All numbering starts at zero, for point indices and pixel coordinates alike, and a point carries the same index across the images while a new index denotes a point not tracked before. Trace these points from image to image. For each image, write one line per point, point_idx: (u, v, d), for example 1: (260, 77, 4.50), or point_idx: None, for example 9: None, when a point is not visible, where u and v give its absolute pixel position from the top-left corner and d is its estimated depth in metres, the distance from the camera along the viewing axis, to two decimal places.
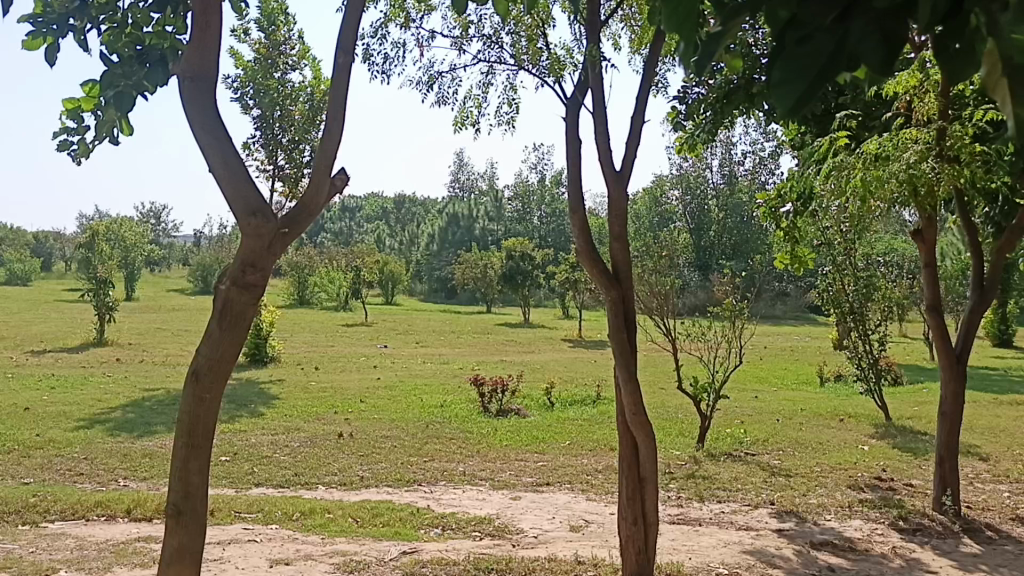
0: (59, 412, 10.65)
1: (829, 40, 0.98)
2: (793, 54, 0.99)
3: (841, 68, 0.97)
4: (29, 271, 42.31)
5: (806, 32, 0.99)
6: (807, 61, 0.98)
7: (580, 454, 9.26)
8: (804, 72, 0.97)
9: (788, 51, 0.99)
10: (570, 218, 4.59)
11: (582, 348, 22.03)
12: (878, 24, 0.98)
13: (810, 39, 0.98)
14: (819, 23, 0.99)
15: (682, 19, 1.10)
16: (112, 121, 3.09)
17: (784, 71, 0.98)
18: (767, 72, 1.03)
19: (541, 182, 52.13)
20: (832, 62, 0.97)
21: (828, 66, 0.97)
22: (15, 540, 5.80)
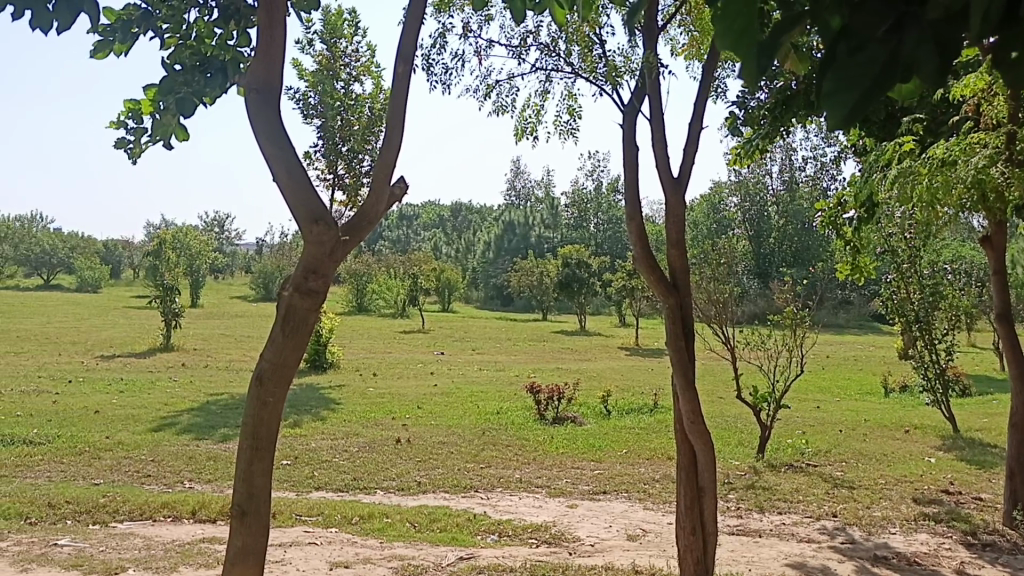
0: (128, 415, 10.98)
1: (883, 50, 1.00)
2: (846, 63, 1.01)
3: (897, 76, 1.00)
4: (98, 279, 43.75)
5: (858, 42, 1.01)
6: (861, 71, 1.00)
7: (637, 462, 9.21)
8: (858, 82, 1.00)
9: (842, 61, 1.01)
10: (627, 224, 4.57)
11: (639, 356, 21.90)
12: (932, 30, 1.00)
13: (864, 49, 1.00)
14: (870, 36, 1.01)
15: (739, 34, 1.11)
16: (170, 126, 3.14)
17: (837, 81, 1.01)
18: (818, 80, 1.05)
19: (597, 190, 52.00)
20: (886, 71, 0.99)
21: (880, 79, 0.99)
22: (85, 539, 5.99)
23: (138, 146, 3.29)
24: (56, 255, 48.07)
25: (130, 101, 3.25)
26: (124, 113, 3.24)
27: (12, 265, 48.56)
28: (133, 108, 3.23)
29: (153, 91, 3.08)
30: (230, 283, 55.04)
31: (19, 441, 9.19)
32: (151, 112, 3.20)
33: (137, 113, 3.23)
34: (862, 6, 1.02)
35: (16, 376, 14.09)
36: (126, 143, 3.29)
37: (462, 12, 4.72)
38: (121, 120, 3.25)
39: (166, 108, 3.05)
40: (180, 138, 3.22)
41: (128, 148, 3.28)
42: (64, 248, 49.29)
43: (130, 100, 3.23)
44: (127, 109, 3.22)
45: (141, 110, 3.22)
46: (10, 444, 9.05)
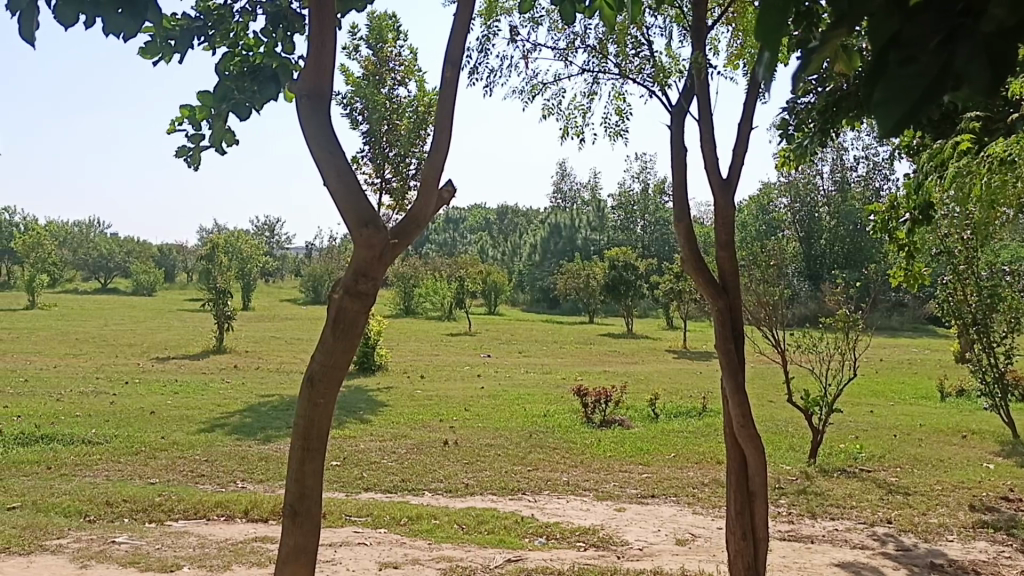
0: (182, 416, 11.22)
1: (934, 61, 1.00)
2: (895, 77, 1.02)
3: (948, 87, 1.00)
4: (153, 282, 44.78)
5: (909, 54, 1.02)
6: (908, 85, 1.02)
7: (686, 466, 9.13)
8: (906, 95, 1.02)
9: (890, 74, 1.03)
10: (675, 226, 4.54)
11: (687, 359, 21.72)
12: (985, 47, 0.98)
13: (913, 61, 1.02)
14: (921, 48, 1.01)
15: (769, 31, 1.20)
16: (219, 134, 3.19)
17: (886, 92, 1.03)
18: (867, 89, 1.07)
19: (644, 191, 51.73)
20: (935, 83, 1.00)
21: (928, 91, 1.00)
22: (142, 537, 6.13)
23: (194, 152, 3.34)
24: (113, 260, 49.40)
25: (185, 108, 3.30)
26: (178, 120, 3.30)
27: (71, 269, 49.90)
28: (187, 115, 3.29)
29: (205, 98, 3.14)
30: (281, 287, 55.96)
31: (78, 440, 9.45)
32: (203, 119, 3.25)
33: (191, 119, 3.29)
34: (912, 16, 1.03)
35: (76, 377, 14.50)
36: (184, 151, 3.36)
37: (509, 16, 4.74)
38: (176, 125, 3.31)
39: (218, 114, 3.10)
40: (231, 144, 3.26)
41: (185, 155, 3.34)
42: (121, 252, 50.61)
43: (184, 107, 3.28)
44: (181, 115, 3.27)
45: (194, 116, 3.27)
46: (70, 444, 9.30)
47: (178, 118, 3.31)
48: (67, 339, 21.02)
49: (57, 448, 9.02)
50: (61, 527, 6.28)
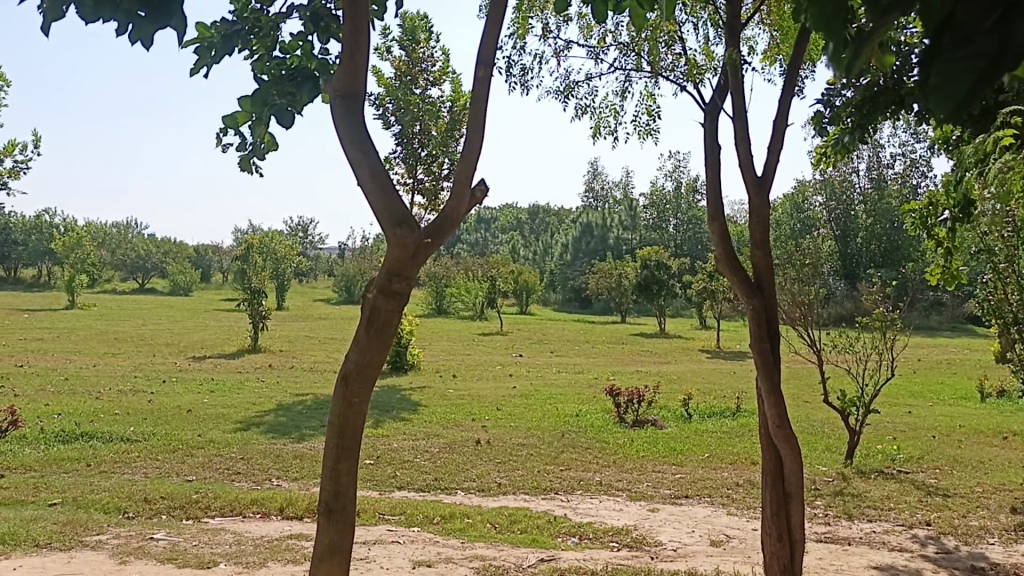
0: (219, 414, 11.36)
1: (991, 42, 0.95)
2: (949, 58, 0.97)
3: (1009, 67, 0.94)
4: (190, 283, 45.43)
5: (964, 35, 0.96)
6: (966, 65, 0.96)
7: (720, 467, 9.07)
8: (963, 77, 0.96)
9: (945, 55, 0.97)
10: (709, 224, 4.51)
11: (719, 359, 21.59)
12: None
13: (968, 44, 0.96)
14: (976, 28, 0.96)
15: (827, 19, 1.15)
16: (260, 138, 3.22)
17: (941, 75, 0.97)
18: (923, 74, 1.01)
19: (676, 190, 51.42)
20: (994, 64, 0.94)
21: (986, 74, 0.95)
22: (180, 534, 6.21)
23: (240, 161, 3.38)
24: (150, 261, 50.17)
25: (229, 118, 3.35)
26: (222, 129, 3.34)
27: (110, 270, 50.77)
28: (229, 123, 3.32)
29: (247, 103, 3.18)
30: (314, 287, 56.42)
31: (117, 438, 9.59)
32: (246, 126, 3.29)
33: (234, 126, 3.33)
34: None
35: (115, 376, 14.74)
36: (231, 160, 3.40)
37: (541, 14, 4.74)
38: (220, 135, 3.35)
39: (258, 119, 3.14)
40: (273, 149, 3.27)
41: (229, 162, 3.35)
42: (158, 253, 51.34)
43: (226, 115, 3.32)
44: (225, 124, 3.32)
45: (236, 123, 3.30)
46: (109, 441, 9.45)
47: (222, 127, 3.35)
48: (106, 339, 21.38)
49: (97, 446, 9.17)
50: (101, 523, 6.39)
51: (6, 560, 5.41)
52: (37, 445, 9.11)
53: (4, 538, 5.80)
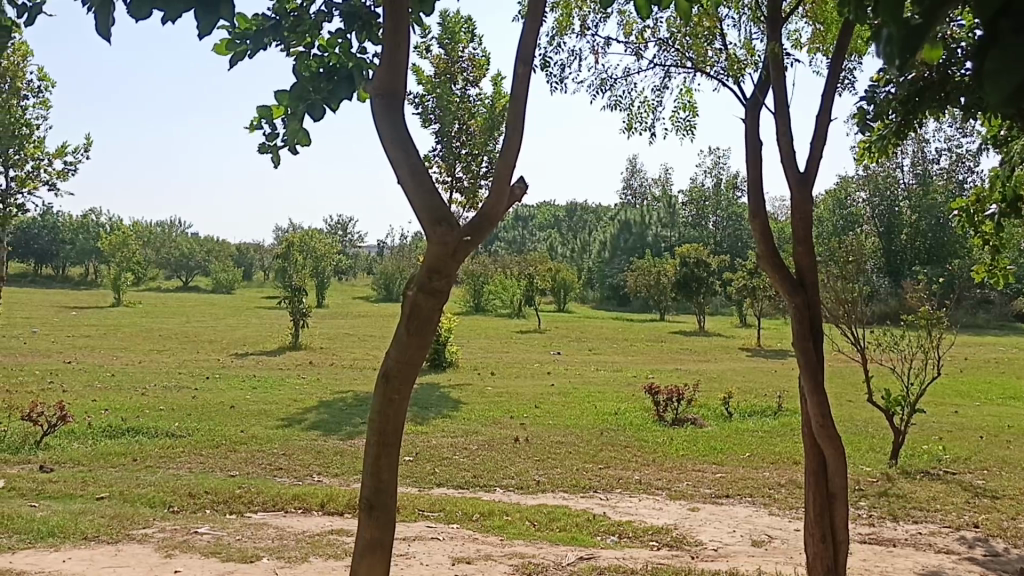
0: (261, 411, 11.50)
1: None
2: (1010, 44, 0.94)
3: None
4: (232, 281, 46.12)
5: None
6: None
7: (761, 466, 8.97)
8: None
9: (1004, 45, 0.95)
10: (750, 221, 4.46)
11: (760, 357, 21.36)
12: None
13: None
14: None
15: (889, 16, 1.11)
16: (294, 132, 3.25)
17: (999, 62, 0.95)
18: (982, 65, 0.99)
19: (716, 187, 50.94)
20: None
21: None
22: (224, 528, 6.30)
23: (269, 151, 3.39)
24: (194, 259, 51.01)
25: (264, 107, 3.38)
26: (256, 118, 3.38)
27: (155, 268, 51.66)
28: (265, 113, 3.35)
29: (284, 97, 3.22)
30: (354, 285, 56.89)
31: (162, 433, 9.76)
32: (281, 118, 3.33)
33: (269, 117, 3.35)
34: None
35: (160, 373, 15.00)
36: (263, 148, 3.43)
37: (580, 11, 4.73)
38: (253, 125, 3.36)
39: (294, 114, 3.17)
40: (306, 143, 3.29)
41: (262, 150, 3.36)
42: (202, 252, 52.17)
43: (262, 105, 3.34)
44: (260, 113, 3.35)
45: (272, 114, 3.33)
46: (154, 437, 9.62)
47: (257, 116, 3.38)
48: (151, 336, 21.78)
49: (143, 441, 9.34)
50: (147, 517, 6.50)
51: (56, 552, 5.54)
52: (85, 440, 9.31)
53: (54, 531, 5.94)
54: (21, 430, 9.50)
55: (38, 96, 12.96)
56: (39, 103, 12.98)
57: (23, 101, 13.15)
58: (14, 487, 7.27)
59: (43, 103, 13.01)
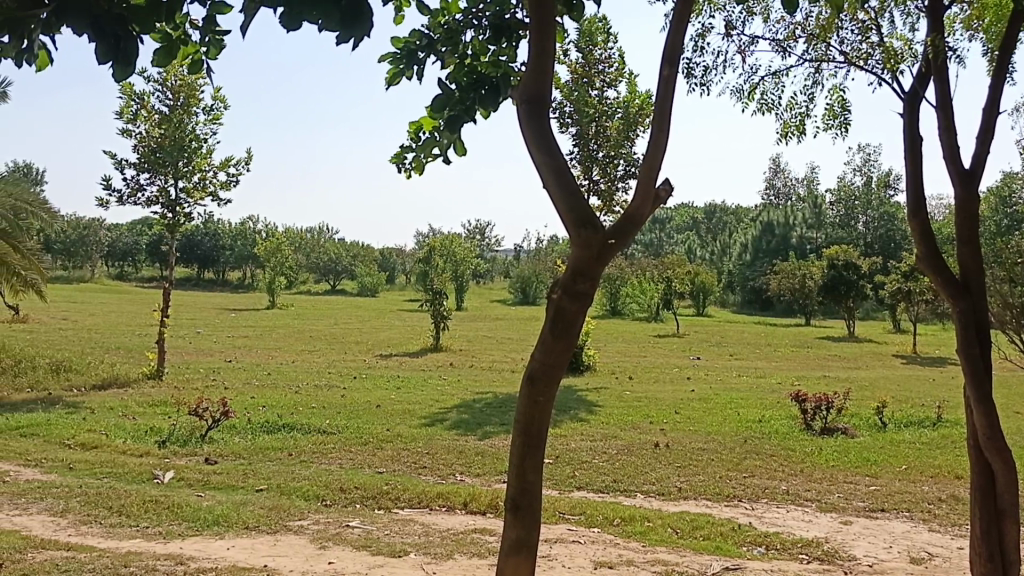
0: (406, 410, 11.88)
1: None
2: None
3: None
4: (376, 284, 47.92)
5: None
6: None
7: (920, 480, 8.49)
8: None
9: None
10: (909, 221, 4.23)
11: (917, 365, 20.22)
12: None
13: None
14: None
15: None
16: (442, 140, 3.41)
17: None
18: None
19: (866, 185, 48.71)
20: None
21: None
22: (374, 522, 6.55)
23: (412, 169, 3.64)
24: (341, 263, 53.23)
25: (417, 122, 3.60)
26: (409, 134, 3.61)
27: (306, 272, 54.37)
28: (415, 129, 3.60)
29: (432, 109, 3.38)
30: (491, 288, 57.77)
31: (315, 430, 10.23)
32: (431, 129, 3.52)
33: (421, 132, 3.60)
34: None
35: (311, 372, 15.77)
36: (408, 165, 3.67)
37: (722, 11, 4.63)
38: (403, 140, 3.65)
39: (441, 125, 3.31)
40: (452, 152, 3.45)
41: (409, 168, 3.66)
42: (347, 256, 54.32)
43: (414, 121, 3.61)
44: (409, 129, 3.60)
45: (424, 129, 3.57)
46: (308, 433, 10.10)
47: (410, 129, 3.61)
48: (304, 337, 22.91)
49: (297, 437, 9.83)
50: (302, 509, 6.84)
51: (221, 540, 5.90)
52: (245, 434, 9.88)
53: (217, 520, 6.33)
54: (188, 424, 10.19)
55: (209, 113, 13.93)
56: (208, 119, 13.92)
57: (194, 117, 14.11)
58: (183, 477, 7.80)
59: (212, 119, 13.94)
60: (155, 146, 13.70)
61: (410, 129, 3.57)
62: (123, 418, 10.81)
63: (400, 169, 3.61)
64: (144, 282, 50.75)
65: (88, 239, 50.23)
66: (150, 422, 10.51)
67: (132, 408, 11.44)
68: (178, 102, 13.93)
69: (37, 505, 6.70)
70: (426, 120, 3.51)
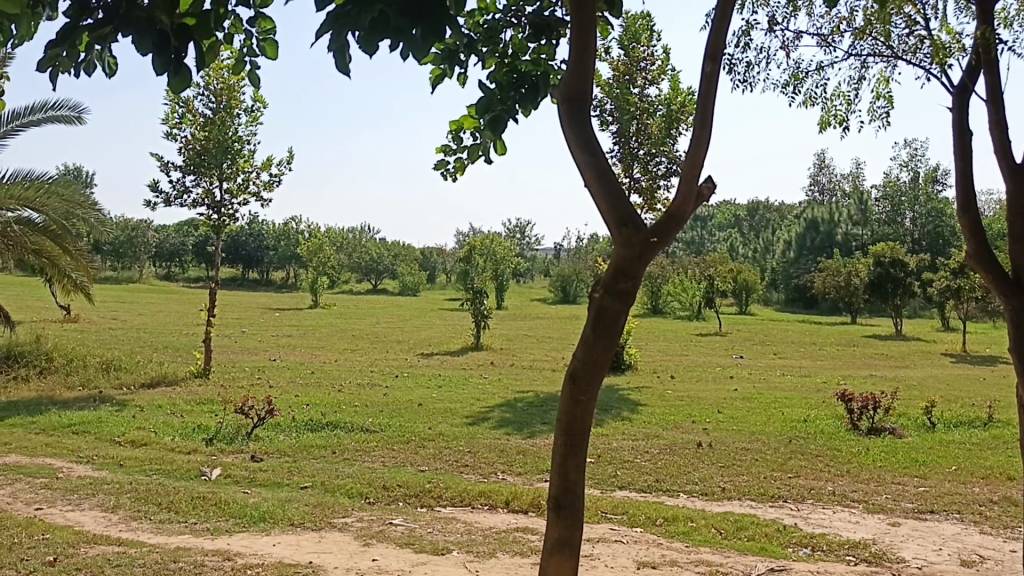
0: (447, 409, 11.93)
1: None
2: None
3: None
4: (417, 284, 48.17)
5: None
6: None
7: (970, 481, 8.32)
8: None
9: None
10: (960, 217, 4.14)
11: (966, 364, 19.81)
12: None
13: None
14: None
15: None
16: (484, 139, 3.43)
17: None
18: None
19: (913, 181, 47.73)
20: None
21: None
22: (417, 520, 6.59)
23: (459, 169, 3.67)
24: (382, 263, 53.56)
25: (456, 122, 3.62)
26: (449, 134, 3.65)
27: (348, 273, 54.84)
28: (457, 129, 3.62)
29: (474, 110, 3.39)
30: (531, 287, 57.80)
31: (358, 428, 10.33)
32: (471, 128, 3.55)
33: (461, 131, 3.63)
34: None
35: (353, 371, 15.91)
36: (449, 164, 3.70)
37: (766, 6, 4.57)
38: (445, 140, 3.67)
39: (484, 126, 3.32)
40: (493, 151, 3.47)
41: (452, 168, 3.69)
42: (389, 256, 54.63)
43: (455, 121, 3.63)
44: (449, 130, 3.63)
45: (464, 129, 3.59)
46: (351, 431, 10.19)
47: (450, 128, 3.64)
48: (346, 336, 23.12)
49: (340, 435, 9.92)
50: (345, 507, 6.90)
51: (267, 537, 5.99)
52: (289, 432, 10.01)
53: (264, 516, 6.43)
54: (235, 422, 10.35)
55: (250, 114, 14.10)
56: (251, 121, 14.11)
57: (236, 119, 14.30)
58: (230, 474, 7.94)
59: (255, 121, 14.13)
60: (200, 149, 13.95)
61: (450, 129, 3.59)
62: (171, 415, 11.02)
63: (441, 170, 3.64)
64: (189, 282, 51.68)
65: (136, 241, 51.24)
66: (197, 420, 10.70)
67: (179, 406, 11.63)
68: (220, 105, 14.11)
69: (89, 501, 6.86)
70: (466, 119, 3.53)
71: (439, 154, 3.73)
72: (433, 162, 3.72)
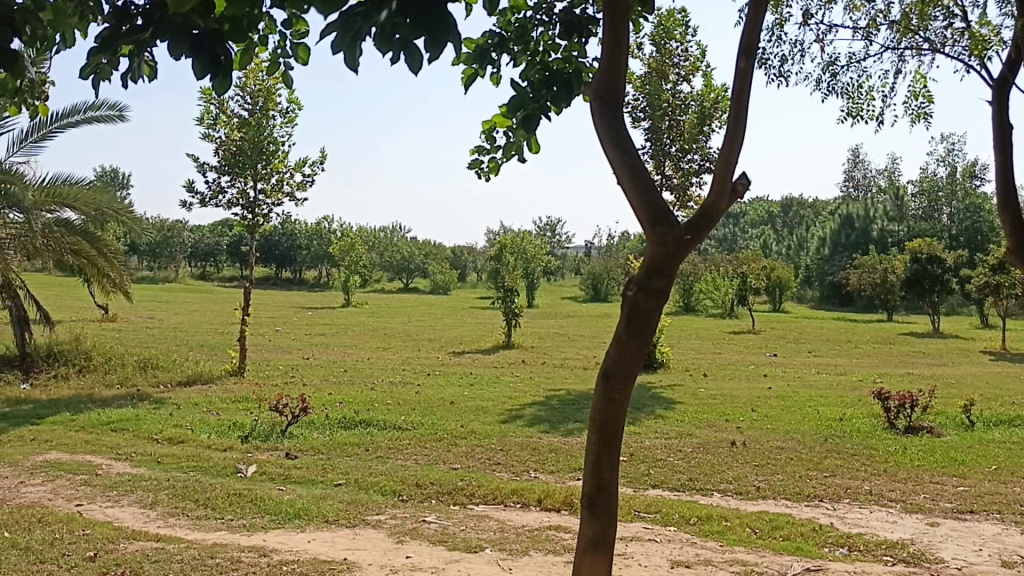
0: (479, 407, 11.95)
1: None
2: None
3: None
4: (448, 282, 48.28)
5: None
6: None
7: (1011, 481, 8.16)
8: None
9: None
10: (999, 212, 4.05)
11: (1007, 362, 19.43)
12: None
13: None
14: None
15: None
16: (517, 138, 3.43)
17: None
18: None
19: (950, 176, 46.99)
20: None
21: None
22: (450, 518, 6.61)
23: (492, 168, 3.68)
24: (414, 262, 53.71)
25: (489, 122, 3.64)
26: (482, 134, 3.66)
27: (380, 271, 55.11)
28: (490, 129, 3.63)
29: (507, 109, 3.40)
30: (562, 285, 57.67)
31: (391, 426, 10.39)
32: (504, 128, 3.56)
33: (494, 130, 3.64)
34: None
35: (385, 370, 15.97)
36: (483, 163, 3.71)
37: None
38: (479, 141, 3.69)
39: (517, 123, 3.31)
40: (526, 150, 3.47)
41: (485, 167, 3.69)
42: (420, 255, 54.82)
43: (488, 121, 3.64)
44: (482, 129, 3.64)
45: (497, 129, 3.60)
46: (384, 429, 10.25)
47: (484, 127, 3.65)
48: (378, 335, 23.21)
49: (374, 433, 9.98)
50: (379, 504, 6.94)
51: (302, 533, 6.05)
52: (323, 430, 10.10)
53: (299, 513, 6.49)
54: (269, 420, 10.46)
55: (285, 116, 14.22)
56: (286, 122, 14.24)
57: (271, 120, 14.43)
58: (265, 470, 8.03)
59: (290, 121, 14.26)
60: (235, 150, 14.12)
61: (484, 128, 3.60)
62: (207, 413, 11.17)
63: (476, 169, 3.65)
64: (223, 282, 52.26)
65: (171, 241, 51.93)
66: (232, 417, 10.82)
67: (215, 404, 11.78)
68: (256, 106, 14.24)
69: (129, 497, 6.97)
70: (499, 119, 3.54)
71: (472, 154, 3.75)
72: (469, 163, 3.73)
